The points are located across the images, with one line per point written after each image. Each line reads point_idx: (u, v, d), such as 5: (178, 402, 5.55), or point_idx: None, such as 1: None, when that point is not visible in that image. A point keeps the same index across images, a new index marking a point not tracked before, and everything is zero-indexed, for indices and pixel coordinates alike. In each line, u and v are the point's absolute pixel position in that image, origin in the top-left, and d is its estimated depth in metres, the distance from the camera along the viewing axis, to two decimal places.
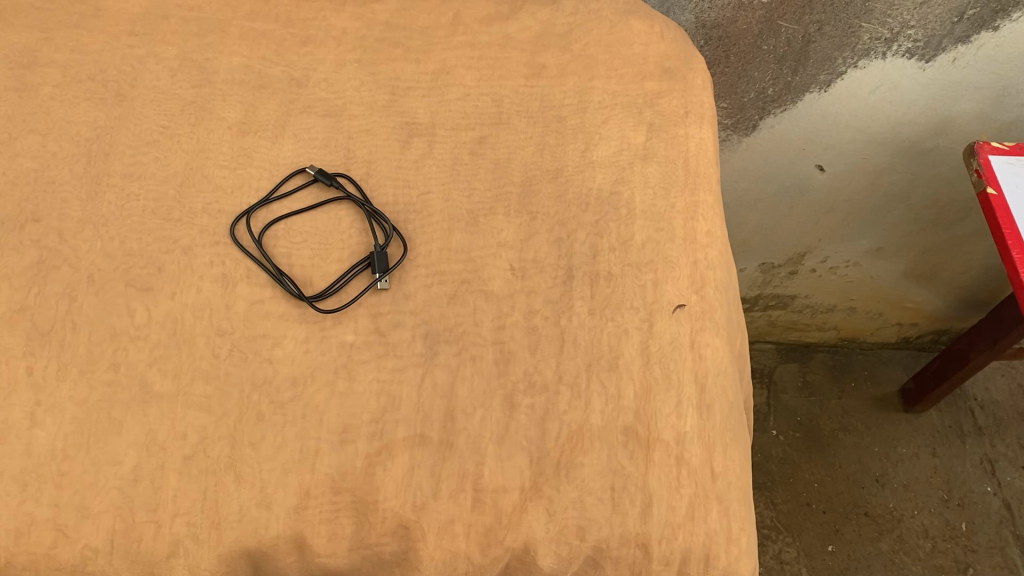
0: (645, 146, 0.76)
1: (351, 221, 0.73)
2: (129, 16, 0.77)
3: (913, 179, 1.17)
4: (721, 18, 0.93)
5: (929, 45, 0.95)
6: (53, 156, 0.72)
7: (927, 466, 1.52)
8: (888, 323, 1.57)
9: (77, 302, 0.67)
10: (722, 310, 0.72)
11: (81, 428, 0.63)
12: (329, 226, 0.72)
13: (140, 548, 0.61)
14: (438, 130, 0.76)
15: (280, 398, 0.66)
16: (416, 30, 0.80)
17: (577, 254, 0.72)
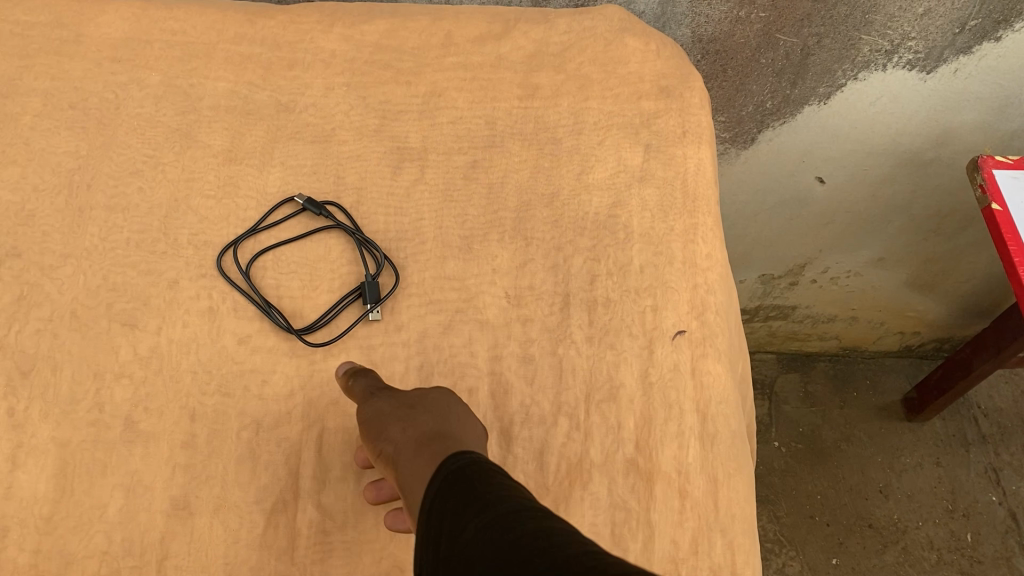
0: (642, 167, 0.74)
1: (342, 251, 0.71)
2: (111, 42, 0.75)
3: (915, 190, 1.15)
4: (718, 33, 0.91)
5: (930, 57, 0.93)
6: (35, 188, 0.70)
7: (931, 476, 1.49)
8: (890, 332, 1.54)
9: (60, 340, 0.65)
10: (725, 336, 0.70)
11: (65, 471, 0.61)
12: (319, 256, 0.71)
13: None
14: (431, 154, 0.74)
15: (270, 435, 0.64)
16: (406, 51, 0.78)
17: (573, 281, 0.70)
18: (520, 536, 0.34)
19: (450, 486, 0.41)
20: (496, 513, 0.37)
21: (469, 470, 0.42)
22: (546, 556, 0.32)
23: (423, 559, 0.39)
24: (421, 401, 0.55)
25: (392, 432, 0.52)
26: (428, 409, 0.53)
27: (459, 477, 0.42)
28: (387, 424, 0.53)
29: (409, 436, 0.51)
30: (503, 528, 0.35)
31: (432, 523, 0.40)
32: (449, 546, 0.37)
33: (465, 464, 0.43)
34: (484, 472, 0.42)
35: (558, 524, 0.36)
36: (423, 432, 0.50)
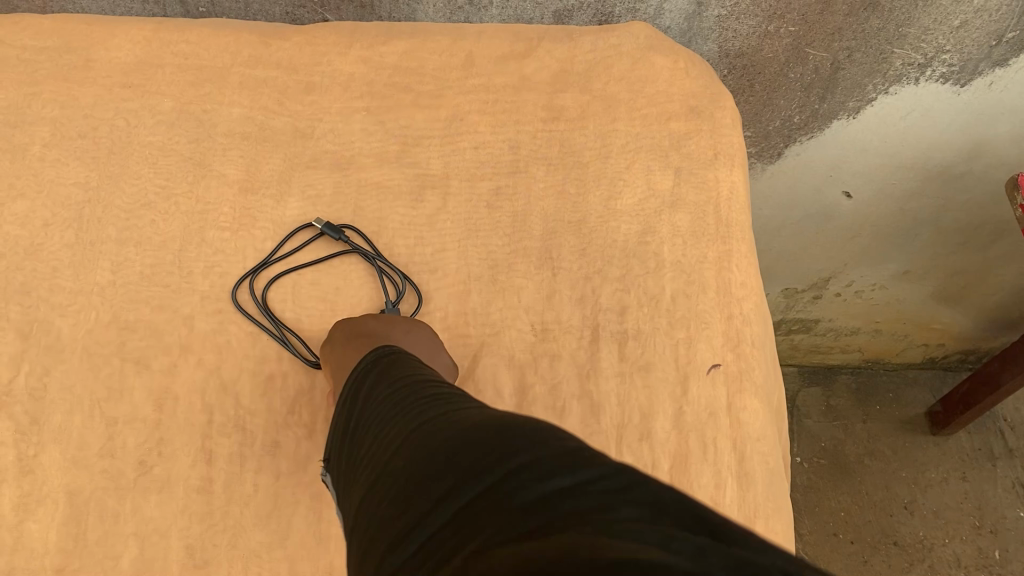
0: (672, 193, 0.71)
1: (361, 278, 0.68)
2: (121, 66, 0.73)
3: (944, 205, 1.09)
4: (746, 47, 0.88)
5: (965, 70, 0.89)
6: (45, 223, 0.68)
7: (957, 492, 1.40)
8: (914, 343, 1.44)
9: (72, 380, 0.63)
10: (762, 369, 0.66)
11: (79, 519, 0.60)
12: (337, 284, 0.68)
13: None
14: (452, 180, 0.72)
15: (290, 477, 0.62)
16: (427, 72, 0.75)
17: (603, 313, 0.67)
18: (418, 399, 0.39)
19: (369, 374, 0.47)
20: (403, 387, 0.42)
21: (385, 358, 0.47)
22: (435, 410, 0.37)
23: (343, 432, 0.45)
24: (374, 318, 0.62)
25: (336, 338, 0.60)
26: (374, 320, 0.61)
27: (377, 366, 0.47)
28: (335, 334, 0.60)
29: (349, 337, 0.58)
30: (404, 396, 0.40)
31: (353, 402, 0.46)
32: (362, 418, 0.43)
33: (384, 354, 0.48)
34: (399, 361, 0.47)
35: (451, 390, 0.41)
36: (360, 335, 0.58)
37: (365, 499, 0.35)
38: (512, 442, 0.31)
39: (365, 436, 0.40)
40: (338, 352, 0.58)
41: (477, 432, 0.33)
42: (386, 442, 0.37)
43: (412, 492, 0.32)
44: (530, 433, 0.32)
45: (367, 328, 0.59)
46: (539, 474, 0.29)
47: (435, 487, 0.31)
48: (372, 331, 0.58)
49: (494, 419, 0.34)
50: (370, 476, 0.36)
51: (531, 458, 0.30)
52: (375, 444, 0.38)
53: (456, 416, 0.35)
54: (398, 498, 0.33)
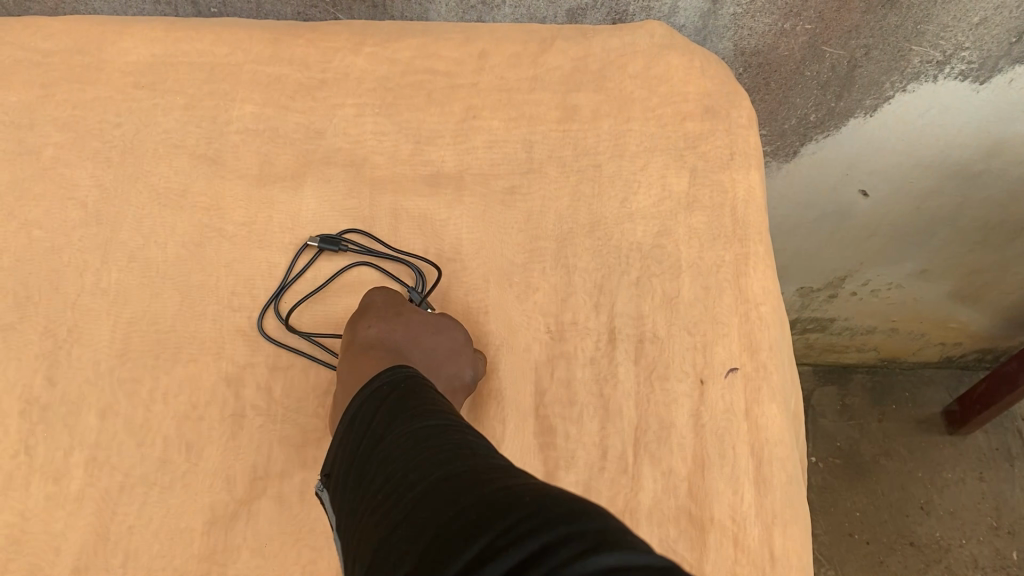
0: (688, 193, 0.71)
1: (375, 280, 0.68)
2: (133, 67, 0.72)
3: (962, 203, 1.07)
4: (761, 46, 0.87)
5: (985, 66, 0.87)
6: (60, 226, 0.68)
7: (974, 492, 1.38)
8: (930, 343, 1.42)
9: (88, 382, 0.63)
10: (780, 372, 0.66)
11: (96, 520, 0.60)
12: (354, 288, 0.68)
13: None
14: (466, 181, 0.71)
15: (302, 475, 0.61)
16: (440, 69, 0.74)
17: (619, 316, 0.67)
18: (443, 444, 0.39)
19: (384, 400, 0.46)
20: (425, 426, 0.42)
21: (406, 387, 0.47)
22: (465, 463, 0.37)
23: (351, 457, 0.44)
24: (400, 310, 0.62)
25: (357, 326, 0.61)
26: (397, 317, 0.61)
27: (393, 393, 0.47)
28: (358, 320, 0.62)
29: (367, 336, 0.60)
30: (429, 437, 0.40)
31: (364, 427, 0.45)
32: (377, 448, 0.42)
33: (400, 380, 0.48)
34: (416, 391, 0.47)
35: (474, 437, 0.41)
36: (374, 339, 0.59)
37: (384, 540, 0.35)
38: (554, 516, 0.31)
39: (380, 468, 0.40)
40: (351, 346, 0.60)
41: (515, 497, 0.33)
42: (408, 482, 0.37)
43: (443, 543, 0.32)
44: (571, 506, 0.32)
45: (383, 334, 0.60)
46: (581, 552, 0.29)
47: (471, 544, 0.31)
48: (387, 337, 0.60)
49: (532, 487, 0.34)
50: (390, 516, 0.36)
51: (576, 535, 0.30)
52: (394, 482, 0.38)
53: (489, 475, 0.35)
54: (425, 549, 0.32)
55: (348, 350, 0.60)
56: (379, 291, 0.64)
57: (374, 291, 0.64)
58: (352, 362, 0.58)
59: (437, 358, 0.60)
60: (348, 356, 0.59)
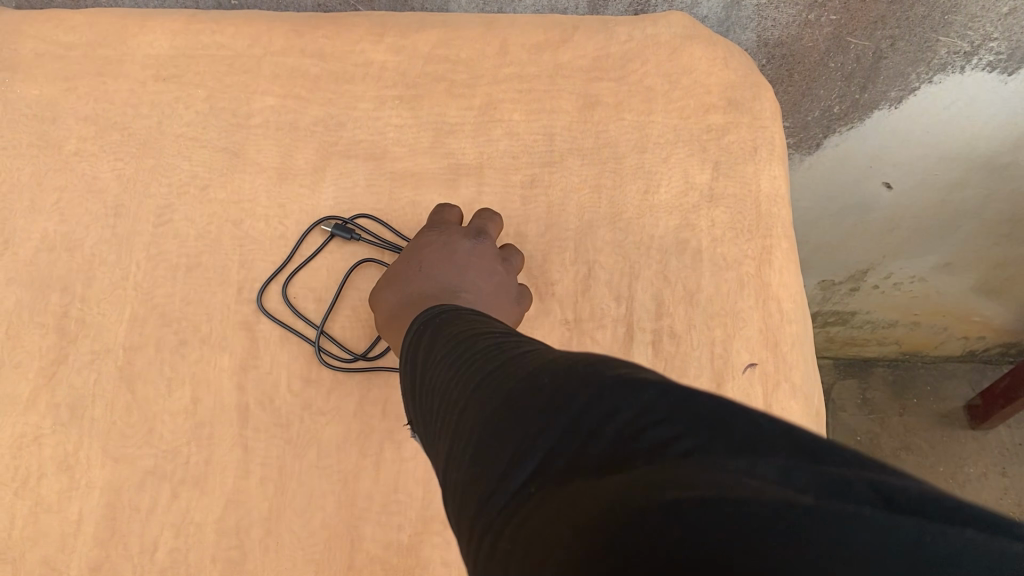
0: (711, 185, 0.70)
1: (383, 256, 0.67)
2: (154, 60, 0.73)
3: (988, 196, 1.06)
4: (785, 36, 0.86)
5: (1014, 57, 0.86)
6: (80, 217, 0.68)
7: (996, 488, 1.37)
8: (953, 336, 1.40)
9: (106, 373, 0.63)
10: (801, 368, 0.65)
11: (115, 510, 0.60)
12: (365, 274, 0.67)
13: None
14: (486, 172, 0.71)
15: (319, 467, 0.61)
16: (461, 60, 0.74)
17: (639, 310, 0.67)
18: (472, 356, 0.37)
19: (418, 343, 0.45)
20: (454, 346, 0.40)
21: (428, 321, 0.46)
22: (495, 364, 0.35)
23: (407, 401, 0.43)
24: (392, 272, 0.61)
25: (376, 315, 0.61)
26: (394, 277, 0.60)
27: (422, 335, 0.45)
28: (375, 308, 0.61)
29: (385, 316, 0.59)
30: (459, 354, 0.39)
31: (408, 373, 0.44)
32: (423, 383, 0.41)
33: (421, 325, 0.47)
34: (442, 321, 0.45)
35: (503, 337, 0.39)
36: (390, 314, 0.59)
37: (441, 465, 0.34)
38: (573, 389, 0.29)
39: (429, 402, 0.39)
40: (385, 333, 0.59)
41: (540, 382, 0.31)
42: (449, 405, 0.36)
43: (484, 450, 0.30)
44: (590, 370, 0.30)
45: (390, 303, 0.59)
46: (608, 417, 0.27)
47: (509, 448, 0.29)
48: (395, 300, 0.59)
49: (555, 364, 0.32)
50: (444, 441, 0.35)
51: (599, 401, 0.28)
52: (438, 409, 0.37)
53: (512, 367, 0.34)
54: (472, 459, 0.31)
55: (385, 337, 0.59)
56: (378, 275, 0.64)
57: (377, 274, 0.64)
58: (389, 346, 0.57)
59: (447, 267, 0.58)
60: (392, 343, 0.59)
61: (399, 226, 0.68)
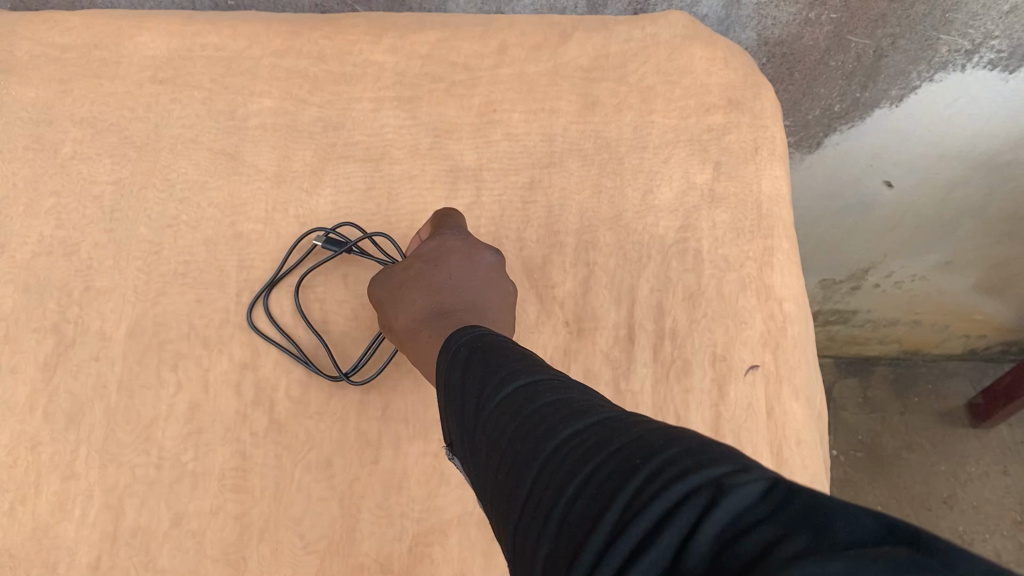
0: (711, 186, 0.70)
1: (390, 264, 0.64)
2: (151, 62, 0.72)
3: (989, 194, 1.05)
4: (785, 35, 0.86)
5: (1015, 55, 0.85)
6: (76, 220, 0.68)
7: (998, 487, 1.36)
8: (954, 335, 1.40)
9: (103, 377, 0.63)
10: (803, 370, 0.65)
11: (110, 515, 0.59)
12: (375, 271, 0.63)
13: None
14: (485, 174, 0.70)
15: (319, 471, 0.61)
16: (459, 61, 0.73)
17: (640, 311, 0.67)
18: (536, 411, 0.33)
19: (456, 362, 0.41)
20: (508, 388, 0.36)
21: (470, 345, 0.42)
22: (567, 429, 0.31)
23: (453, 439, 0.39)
24: (411, 273, 0.57)
25: (396, 318, 0.57)
26: (418, 281, 0.56)
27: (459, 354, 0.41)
28: (392, 309, 0.57)
29: (409, 320, 0.55)
30: (517, 403, 0.35)
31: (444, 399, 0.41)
32: (469, 425, 0.37)
33: (458, 343, 0.43)
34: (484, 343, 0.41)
35: (564, 387, 0.35)
36: (419, 315, 0.54)
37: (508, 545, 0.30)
38: (672, 486, 0.26)
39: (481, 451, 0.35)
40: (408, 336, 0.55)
41: (627, 468, 0.27)
42: (513, 474, 0.32)
43: (565, 549, 0.27)
44: (686, 461, 0.27)
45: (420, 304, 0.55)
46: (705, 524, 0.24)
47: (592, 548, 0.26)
48: (425, 303, 0.55)
49: (642, 443, 0.28)
50: (510, 516, 0.31)
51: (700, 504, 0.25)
52: (497, 471, 0.33)
53: (591, 440, 0.30)
54: (548, 553, 0.27)
55: (408, 340, 0.55)
56: (385, 276, 0.59)
57: (385, 273, 0.60)
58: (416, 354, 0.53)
59: (478, 293, 0.55)
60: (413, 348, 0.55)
61: (398, 228, 0.68)
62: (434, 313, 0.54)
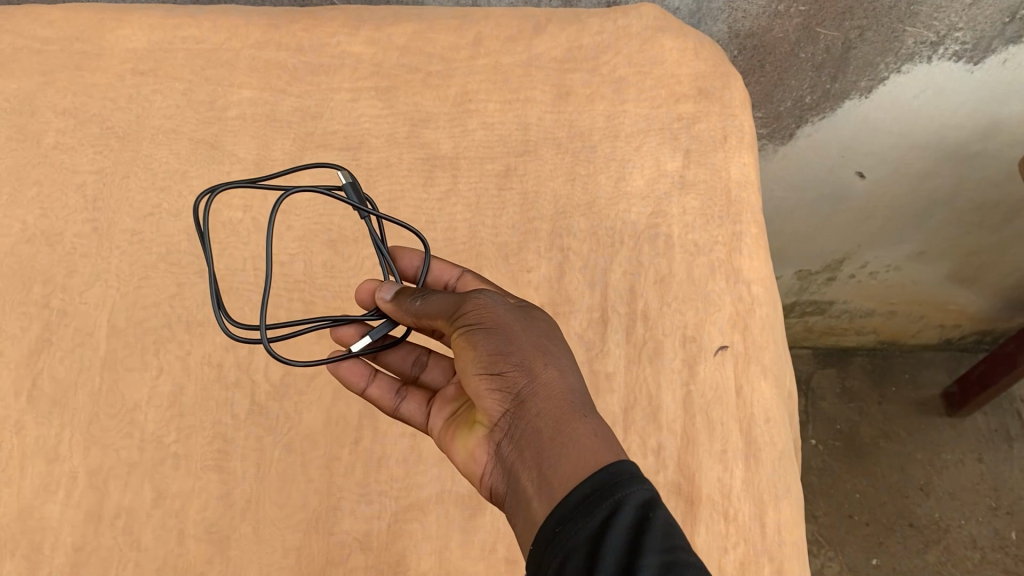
0: (682, 173, 0.72)
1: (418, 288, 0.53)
2: (132, 54, 0.73)
3: (959, 183, 1.08)
4: (755, 28, 0.88)
5: (978, 47, 0.88)
6: (59, 209, 0.69)
7: (973, 473, 1.39)
8: (929, 325, 1.43)
9: (86, 362, 0.64)
10: (772, 349, 0.67)
11: (95, 497, 0.60)
12: (424, 290, 0.51)
13: None
14: (462, 161, 0.72)
15: (300, 451, 0.62)
16: (434, 51, 0.75)
17: (613, 295, 0.68)
18: None
19: (612, 518, 0.38)
20: None
21: (628, 498, 0.39)
22: None
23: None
24: (548, 336, 0.47)
25: (530, 370, 0.45)
26: (560, 353, 0.47)
27: (620, 514, 0.38)
28: (520, 353, 0.46)
29: (550, 386, 0.45)
30: None
31: (568, 536, 0.38)
32: None
33: (619, 489, 0.39)
34: (649, 514, 0.38)
35: None
36: (567, 393, 0.45)
37: None
38: None
39: None
40: (536, 403, 0.44)
41: None
42: None
43: None
44: None
45: (572, 385, 0.45)
46: None
47: None
48: (570, 383, 0.45)
49: None
50: None
51: None
52: None
53: None
54: None
55: (534, 408, 0.44)
56: (501, 306, 0.48)
57: (500, 303, 0.48)
58: (551, 437, 0.43)
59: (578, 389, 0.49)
60: (536, 421, 0.44)
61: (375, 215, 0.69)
62: (586, 403, 0.45)
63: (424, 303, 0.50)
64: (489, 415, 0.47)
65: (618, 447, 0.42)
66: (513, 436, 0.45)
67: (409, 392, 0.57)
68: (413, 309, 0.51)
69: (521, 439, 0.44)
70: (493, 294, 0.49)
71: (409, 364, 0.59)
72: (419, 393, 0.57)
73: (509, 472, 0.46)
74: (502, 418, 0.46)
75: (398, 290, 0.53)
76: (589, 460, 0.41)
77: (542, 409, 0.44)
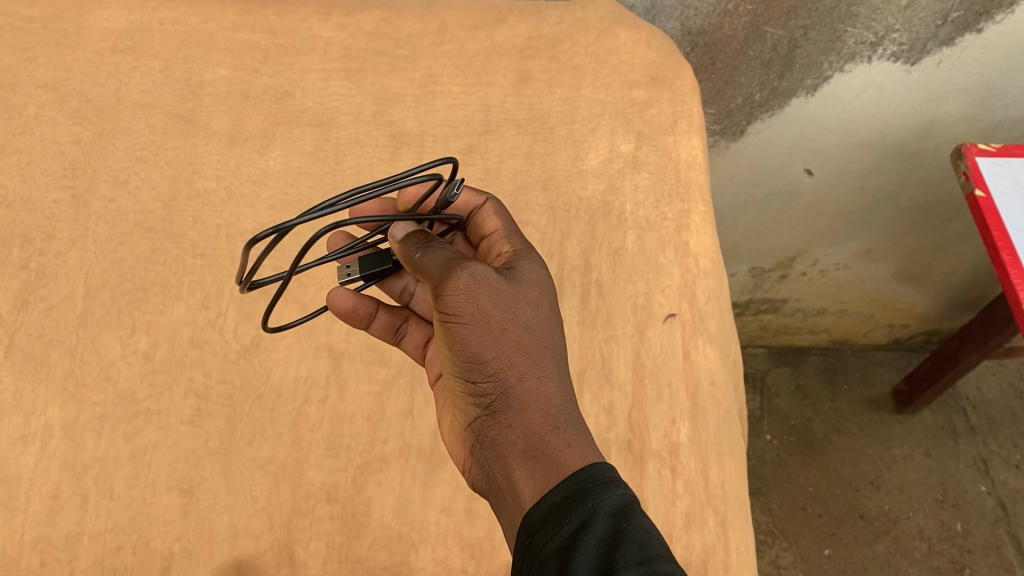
0: (635, 154, 0.76)
1: (427, 233, 0.52)
2: (111, 33, 0.77)
3: (902, 182, 1.12)
4: (706, 25, 0.94)
5: (914, 48, 0.92)
6: (37, 176, 0.71)
7: (921, 467, 1.39)
8: (879, 324, 1.47)
9: (63, 321, 0.66)
10: (716, 319, 0.71)
11: (70, 448, 0.63)
12: (426, 244, 0.51)
13: (118, 568, 0.59)
14: (427, 138, 0.76)
15: (270, 408, 0.65)
16: (402, 39, 0.80)
17: (569, 266, 0.72)
18: None
19: (583, 525, 0.41)
20: None
21: (596, 502, 0.42)
22: None
23: None
24: (528, 334, 0.48)
25: (504, 378, 0.48)
26: (541, 355, 0.48)
27: (591, 524, 0.41)
28: (496, 359, 0.48)
29: (526, 397, 0.47)
30: None
31: (539, 545, 0.41)
32: None
33: (591, 497, 0.42)
34: (620, 518, 0.41)
35: None
36: (543, 404, 0.47)
37: None
38: None
39: None
40: (507, 414, 0.48)
41: None
42: None
43: None
44: None
45: (548, 394, 0.47)
46: None
47: None
48: (549, 389, 0.47)
49: None
50: None
51: None
52: None
53: None
54: None
55: (506, 419, 0.48)
56: (486, 288, 0.48)
57: (485, 284, 0.48)
58: (524, 449, 0.46)
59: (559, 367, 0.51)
60: (508, 432, 0.47)
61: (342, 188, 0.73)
62: (560, 413, 0.47)
63: (425, 258, 0.50)
64: (464, 404, 0.51)
65: (591, 450, 0.45)
66: (487, 437, 0.49)
67: (408, 330, 0.64)
68: (413, 262, 0.51)
69: (490, 444, 0.49)
70: (483, 270, 0.48)
71: (399, 290, 0.65)
72: (417, 333, 0.64)
73: (483, 467, 0.50)
74: (476, 415, 0.50)
75: (410, 231, 0.53)
76: (559, 471, 0.44)
77: (512, 421, 0.47)
